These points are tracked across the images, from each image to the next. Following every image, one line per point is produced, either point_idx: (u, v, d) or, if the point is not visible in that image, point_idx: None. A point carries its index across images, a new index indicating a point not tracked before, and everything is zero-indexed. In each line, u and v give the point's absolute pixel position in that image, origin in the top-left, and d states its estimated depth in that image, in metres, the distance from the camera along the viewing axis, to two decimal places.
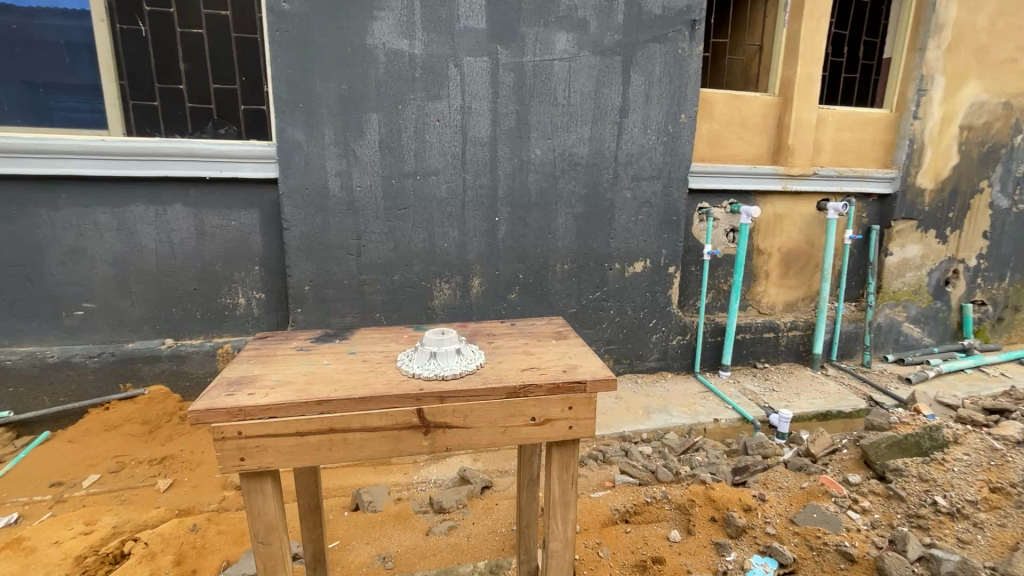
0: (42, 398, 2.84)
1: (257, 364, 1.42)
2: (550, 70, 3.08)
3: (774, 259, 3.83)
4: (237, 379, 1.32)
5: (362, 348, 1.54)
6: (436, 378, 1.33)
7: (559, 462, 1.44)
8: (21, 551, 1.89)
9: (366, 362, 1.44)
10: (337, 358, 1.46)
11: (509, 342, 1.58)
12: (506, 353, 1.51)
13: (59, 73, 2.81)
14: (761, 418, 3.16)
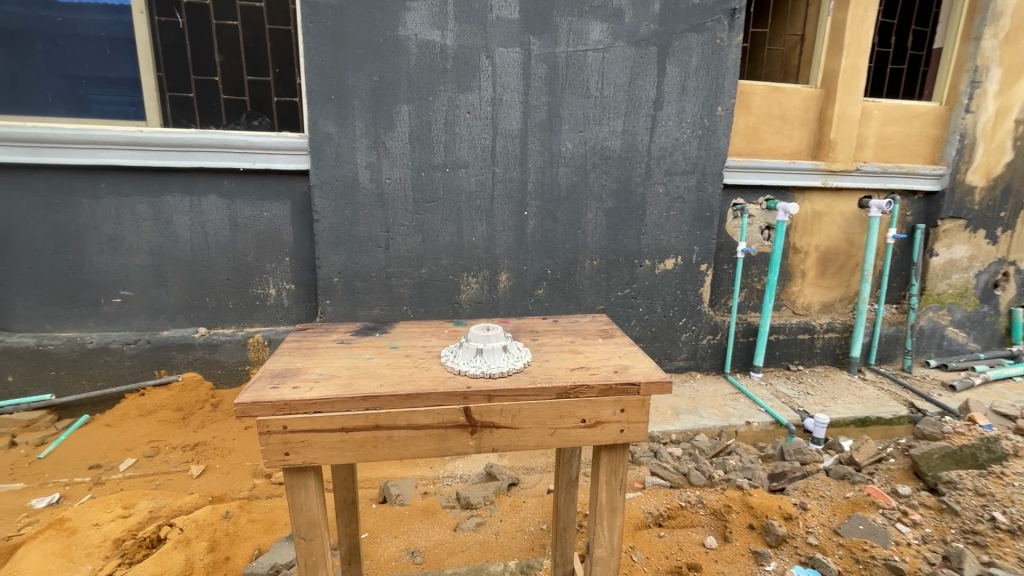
0: (82, 382, 2.92)
1: (303, 357, 1.41)
2: (583, 61, 3.02)
3: (812, 258, 3.70)
4: (281, 371, 1.31)
5: (403, 342, 1.52)
6: (483, 376, 1.30)
7: (608, 467, 1.40)
8: (64, 531, 1.93)
9: (410, 357, 1.42)
10: (379, 352, 1.44)
11: (554, 339, 1.55)
12: (551, 352, 1.47)
13: (99, 64, 2.84)
14: (796, 422, 3.06)
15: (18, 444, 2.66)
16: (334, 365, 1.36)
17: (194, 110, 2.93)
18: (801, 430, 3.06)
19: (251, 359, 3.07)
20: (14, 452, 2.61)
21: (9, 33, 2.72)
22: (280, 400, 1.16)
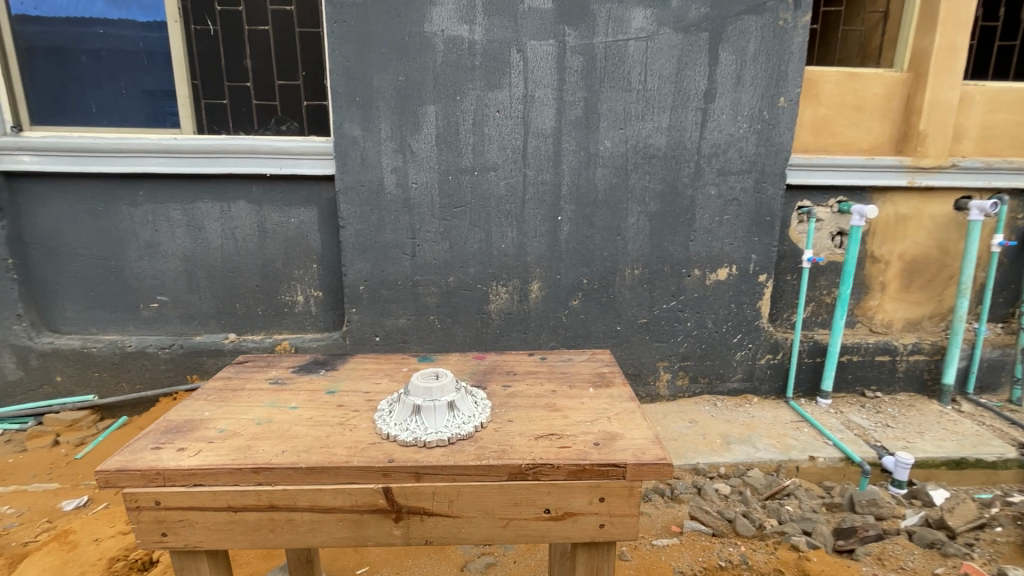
0: (122, 384, 3.01)
1: (216, 405, 1.52)
2: (624, 51, 2.74)
3: (894, 268, 3.20)
4: (179, 427, 1.40)
5: (343, 387, 1.62)
6: (414, 445, 1.31)
7: (586, 563, 1.34)
8: (66, 545, 2.02)
9: (341, 409, 1.50)
10: (305, 401, 1.54)
11: (526, 392, 1.58)
12: (519, 407, 1.49)
13: (140, 74, 2.92)
14: (871, 461, 2.63)
15: (61, 443, 2.80)
16: (242, 420, 1.44)
17: (226, 117, 2.94)
18: (878, 470, 2.63)
19: None
20: (55, 451, 2.74)
21: (60, 49, 2.85)
22: (151, 470, 1.22)
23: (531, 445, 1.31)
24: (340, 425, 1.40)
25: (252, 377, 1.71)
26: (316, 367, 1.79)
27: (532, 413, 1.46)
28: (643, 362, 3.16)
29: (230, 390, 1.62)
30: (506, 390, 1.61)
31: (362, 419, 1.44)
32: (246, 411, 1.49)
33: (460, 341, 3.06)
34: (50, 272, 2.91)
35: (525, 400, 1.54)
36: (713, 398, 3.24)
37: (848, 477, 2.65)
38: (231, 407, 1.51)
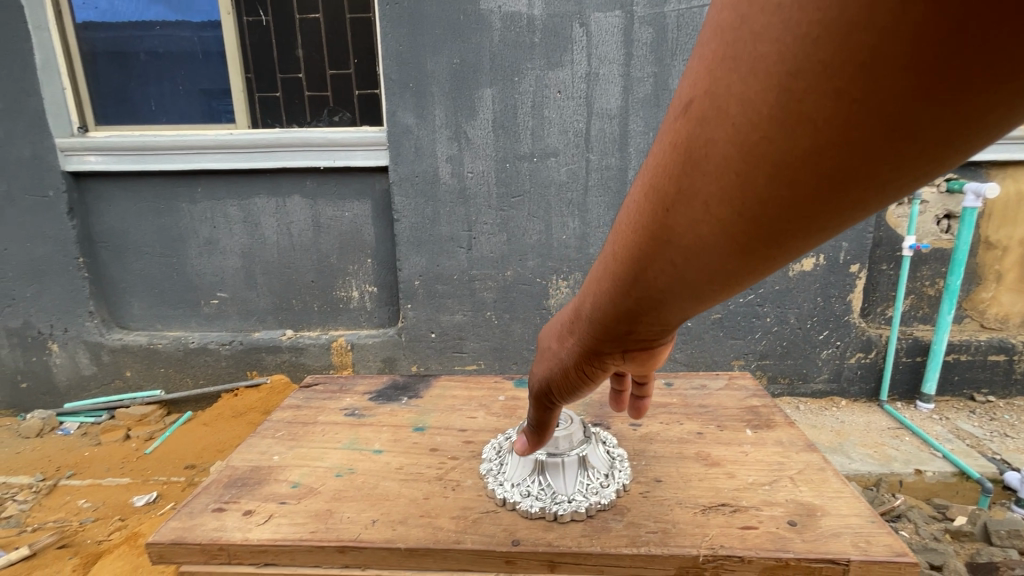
0: (187, 380, 3.05)
1: (286, 447, 1.49)
2: (700, 19, 2.47)
3: (1013, 255, 2.79)
4: (244, 478, 1.35)
5: (433, 422, 1.62)
6: (539, 517, 1.18)
7: None
8: (136, 548, 2.02)
9: (436, 453, 1.46)
10: (393, 441, 1.52)
11: (667, 434, 1.50)
12: (661, 456, 1.41)
13: (195, 70, 2.88)
14: (992, 477, 2.30)
15: (131, 437, 2.87)
16: (319, 471, 1.38)
17: (280, 109, 2.88)
18: (999, 487, 2.30)
19: (335, 363, 3.00)
20: (127, 446, 2.81)
21: (121, 49, 2.86)
22: (215, 546, 1.13)
23: (701, 520, 1.16)
24: (438, 481, 1.33)
25: (324, 408, 1.73)
26: (399, 394, 1.82)
27: (683, 469, 1.35)
28: (717, 361, 2.92)
29: (300, 425, 1.62)
30: (640, 431, 1.54)
31: (459, 472, 1.37)
32: (322, 456, 1.45)
33: (518, 338, 2.91)
34: (118, 270, 2.97)
35: (667, 448, 1.45)
36: (794, 400, 2.95)
37: (963, 495, 2.32)
38: (304, 449, 1.48)
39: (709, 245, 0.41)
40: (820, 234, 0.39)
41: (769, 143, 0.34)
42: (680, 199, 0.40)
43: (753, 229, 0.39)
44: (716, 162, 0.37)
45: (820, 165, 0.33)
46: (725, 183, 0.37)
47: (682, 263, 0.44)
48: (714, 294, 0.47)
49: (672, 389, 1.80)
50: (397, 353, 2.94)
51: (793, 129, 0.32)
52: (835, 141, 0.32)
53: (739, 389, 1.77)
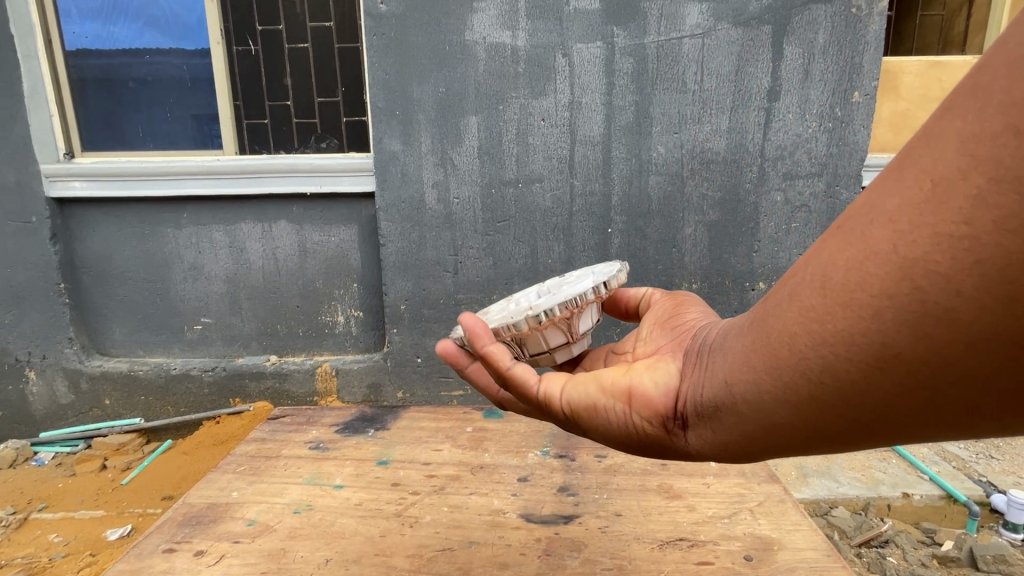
0: (168, 407, 3.00)
1: (246, 483, 1.54)
2: (678, 49, 2.55)
3: None
4: (200, 514, 1.41)
5: (395, 456, 1.66)
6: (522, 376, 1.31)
7: None
8: None
9: (395, 487, 1.51)
10: (352, 477, 1.56)
11: (629, 467, 1.57)
12: (621, 491, 1.47)
13: (183, 98, 2.92)
14: (978, 499, 2.31)
15: (108, 467, 2.79)
16: (276, 507, 1.43)
17: (267, 136, 2.92)
18: (987, 510, 2.29)
19: (319, 390, 2.96)
20: (102, 476, 2.73)
21: (110, 77, 2.89)
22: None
23: (657, 557, 1.24)
24: (397, 518, 1.37)
25: (289, 441, 1.77)
26: (363, 426, 1.87)
27: (644, 502, 1.43)
28: None
29: (262, 459, 1.67)
30: (601, 464, 1.61)
31: (419, 508, 1.41)
32: (281, 492, 1.49)
33: None
34: (100, 296, 2.94)
35: (629, 481, 1.52)
36: None
37: (951, 518, 2.31)
38: (263, 485, 1.52)
39: (826, 291, 0.60)
40: (877, 376, 0.57)
41: (908, 256, 0.52)
42: (845, 237, 0.59)
43: (859, 305, 0.56)
44: (885, 234, 0.54)
45: (918, 304, 0.52)
46: (869, 249, 0.56)
47: (803, 290, 0.63)
48: (782, 355, 0.65)
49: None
50: (382, 378, 2.92)
51: (934, 258, 0.50)
52: (950, 301, 0.50)
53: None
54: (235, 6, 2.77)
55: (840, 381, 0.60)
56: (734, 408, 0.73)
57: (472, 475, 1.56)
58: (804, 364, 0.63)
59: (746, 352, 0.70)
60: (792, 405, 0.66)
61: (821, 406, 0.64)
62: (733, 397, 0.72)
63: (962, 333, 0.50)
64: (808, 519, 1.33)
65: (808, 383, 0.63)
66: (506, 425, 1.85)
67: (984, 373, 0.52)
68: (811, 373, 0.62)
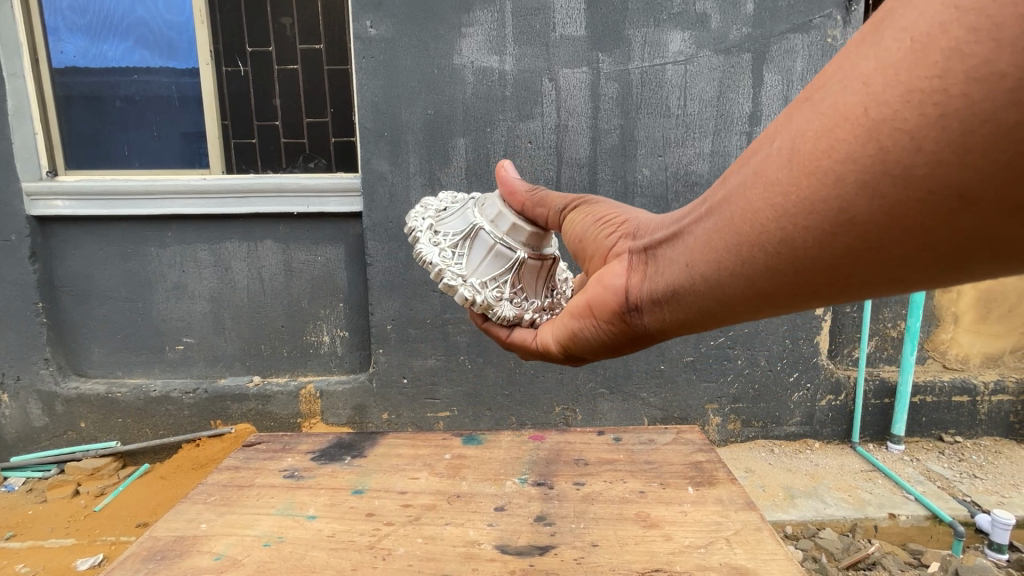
0: (146, 430, 2.92)
1: (216, 514, 1.51)
2: (662, 76, 2.62)
3: (967, 299, 2.90)
4: (166, 546, 1.38)
5: (370, 485, 1.64)
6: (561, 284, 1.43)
7: None
8: None
9: (370, 517, 1.48)
10: (324, 507, 1.53)
11: (607, 496, 1.57)
12: (601, 521, 1.46)
13: (171, 118, 2.92)
14: (963, 520, 2.30)
15: (81, 493, 2.71)
16: (245, 540, 1.40)
17: (255, 156, 2.92)
18: (972, 530, 2.30)
19: (303, 412, 2.92)
20: (75, 503, 2.65)
21: (97, 96, 2.89)
22: None
23: None
24: (368, 550, 1.35)
25: (262, 470, 1.74)
26: (339, 453, 1.85)
27: (621, 531, 1.42)
28: (691, 405, 2.91)
29: (234, 488, 1.64)
30: (579, 491, 1.60)
31: (392, 540, 1.39)
32: (253, 523, 1.47)
33: (492, 383, 2.88)
34: (79, 315, 2.88)
35: (607, 509, 1.51)
36: (768, 443, 2.94)
37: (938, 539, 2.32)
38: (234, 516, 1.50)
39: (793, 163, 0.64)
40: (832, 246, 0.63)
41: (869, 127, 0.55)
42: (815, 106, 0.62)
43: (823, 172, 0.60)
44: (852, 102, 0.57)
45: (872, 174, 0.56)
46: (837, 118, 0.58)
47: (773, 165, 0.67)
48: (744, 230, 0.71)
49: (621, 444, 1.86)
50: (367, 400, 2.89)
51: (893, 129, 0.53)
52: (906, 165, 0.53)
53: (685, 443, 1.85)
54: (226, 28, 2.79)
55: (798, 250, 0.66)
56: (691, 288, 0.82)
57: (448, 504, 1.54)
58: (769, 238, 0.68)
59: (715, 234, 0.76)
60: (745, 278, 0.74)
61: (775, 279, 0.71)
62: (691, 278, 0.82)
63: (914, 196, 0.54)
64: (784, 548, 1.33)
65: (766, 252, 0.69)
66: (486, 451, 1.84)
67: (918, 251, 0.58)
68: (771, 243, 0.68)
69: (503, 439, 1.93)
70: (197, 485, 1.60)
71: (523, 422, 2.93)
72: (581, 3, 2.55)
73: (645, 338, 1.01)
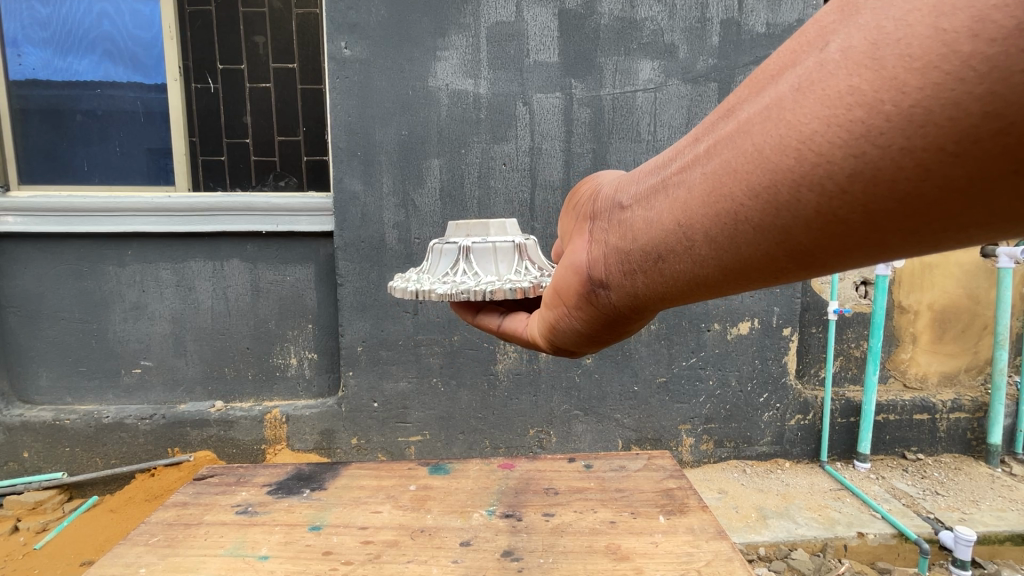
0: (95, 460, 2.76)
1: (160, 556, 1.41)
2: (632, 102, 2.69)
3: (924, 319, 3.01)
4: None
5: (331, 519, 1.57)
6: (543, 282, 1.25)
7: None
8: None
9: (329, 556, 1.41)
10: (279, 546, 1.46)
11: (578, 525, 1.54)
12: (571, 554, 1.43)
13: (135, 132, 2.83)
14: (927, 537, 2.34)
15: (20, 530, 2.54)
16: None
17: (223, 173, 2.85)
18: (936, 548, 2.35)
19: (267, 438, 2.80)
20: (13, 540, 2.48)
21: (56, 109, 2.79)
22: None
23: None
24: None
25: (214, 506, 1.66)
26: (300, 486, 1.77)
27: (591, 563, 1.39)
28: (664, 427, 2.92)
29: (182, 527, 1.54)
30: (549, 522, 1.57)
31: None
32: (198, 566, 1.38)
33: (465, 406, 2.83)
34: (27, 337, 2.73)
35: (576, 541, 1.48)
36: (741, 464, 2.96)
37: (904, 557, 2.35)
38: (179, 558, 1.41)
39: (810, 97, 0.54)
40: (813, 198, 0.56)
41: (928, 43, 0.45)
42: (854, 23, 0.51)
43: (810, 118, 0.54)
44: (921, 5, 0.46)
45: (907, 106, 0.47)
46: (886, 32, 0.48)
47: (780, 101, 0.57)
48: (723, 184, 0.63)
49: (592, 471, 1.85)
50: (336, 425, 2.80)
51: (953, 44, 0.44)
52: (959, 94, 0.44)
53: (656, 469, 1.85)
54: (198, 45, 2.76)
55: (770, 212, 0.60)
56: (658, 264, 0.75)
57: (411, 540, 1.48)
58: (752, 189, 0.60)
59: (690, 191, 0.67)
60: (714, 246, 0.67)
61: (741, 249, 0.65)
62: (656, 255, 0.74)
63: (939, 135, 0.46)
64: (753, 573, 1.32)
65: (744, 211, 0.62)
66: (453, 481, 1.80)
67: (903, 205, 0.51)
68: (748, 197, 0.61)
69: (472, 468, 1.89)
70: (140, 525, 1.51)
71: (496, 446, 2.87)
72: (554, 31, 2.61)
73: (609, 328, 0.92)
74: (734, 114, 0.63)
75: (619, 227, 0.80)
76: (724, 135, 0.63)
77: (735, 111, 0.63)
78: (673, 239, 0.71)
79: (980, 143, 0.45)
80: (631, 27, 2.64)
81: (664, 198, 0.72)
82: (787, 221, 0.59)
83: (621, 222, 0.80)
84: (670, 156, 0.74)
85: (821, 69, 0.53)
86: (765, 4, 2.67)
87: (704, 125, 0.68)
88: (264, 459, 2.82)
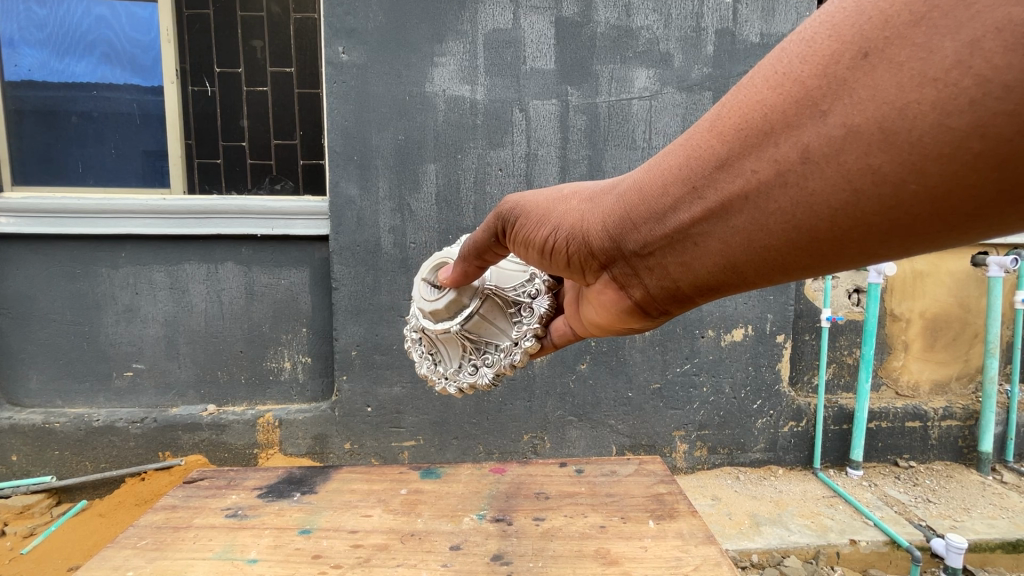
0: (85, 463, 2.73)
1: (148, 559, 1.40)
2: (628, 109, 2.71)
3: (915, 327, 3.03)
4: None
5: (321, 523, 1.56)
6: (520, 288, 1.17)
7: None
8: None
9: (319, 561, 1.40)
10: (269, 549, 1.45)
11: (569, 530, 1.54)
12: (562, 560, 1.42)
13: (130, 134, 2.83)
14: (920, 545, 2.34)
15: (7, 534, 2.51)
16: None
17: (219, 175, 2.85)
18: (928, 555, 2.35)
19: (260, 442, 2.79)
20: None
21: (52, 110, 2.78)
22: None
23: None
24: None
25: (204, 508, 1.65)
26: (292, 489, 1.76)
27: (581, 568, 1.39)
28: (657, 433, 2.92)
29: (171, 530, 1.53)
30: (540, 526, 1.57)
31: None
32: (187, 569, 1.37)
33: (459, 412, 2.82)
34: (18, 339, 2.71)
35: (567, 546, 1.48)
36: (734, 470, 2.97)
37: (896, 564, 2.35)
38: (168, 561, 1.40)
39: (825, 170, 0.52)
40: (855, 246, 0.56)
41: (938, 137, 0.45)
42: (847, 95, 0.48)
43: (837, 190, 0.52)
44: (918, 98, 0.44)
45: (934, 186, 0.47)
46: (890, 117, 0.46)
47: (792, 168, 0.54)
48: (760, 241, 0.61)
49: (583, 476, 1.85)
50: (329, 429, 2.78)
51: (965, 140, 0.44)
52: (977, 179, 0.45)
53: (647, 474, 1.85)
54: (196, 48, 2.76)
55: (814, 260, 0.60)
56: (706, 295, 0.74)
57: (402, 543, 1.48)
58: (788, 247, 0.60)
59: (721, 248, 0.65)
60: (759, 282, 0.67)
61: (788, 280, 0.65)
62: (702, 290, 0.73)
63: (967, 206, 0.47)
64: None
65: (786, 262, 0.62)
66: (445, 485, 1.79)
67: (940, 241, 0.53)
68: (787, 250, 0.60)
69: (463, 473, 1.88)
70: (130, 527, 1.49)
71: (490, 451, 2.86)
72: (551, 39, 2.63)
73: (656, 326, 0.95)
74: (733, 171, 0.59)
75: (645, 272, 0.77)
76: (739, 197, 0.60)
77: (734, 168, 0.59)
78: (715, 282, 0.70)
79: (1009, 210, 0.46)
80: (628, 35, 2.66)
81: (688, 248, 0.69)
82: (829, 263, 0.60)
83: (649, 268, 0.75)
84: (667, 205, 0.68)
85: (835, 145, 0.50)
86: (760, 14, 2.70)
87: (698, 174, 0.63)
88: (256, 463, 2.80)
